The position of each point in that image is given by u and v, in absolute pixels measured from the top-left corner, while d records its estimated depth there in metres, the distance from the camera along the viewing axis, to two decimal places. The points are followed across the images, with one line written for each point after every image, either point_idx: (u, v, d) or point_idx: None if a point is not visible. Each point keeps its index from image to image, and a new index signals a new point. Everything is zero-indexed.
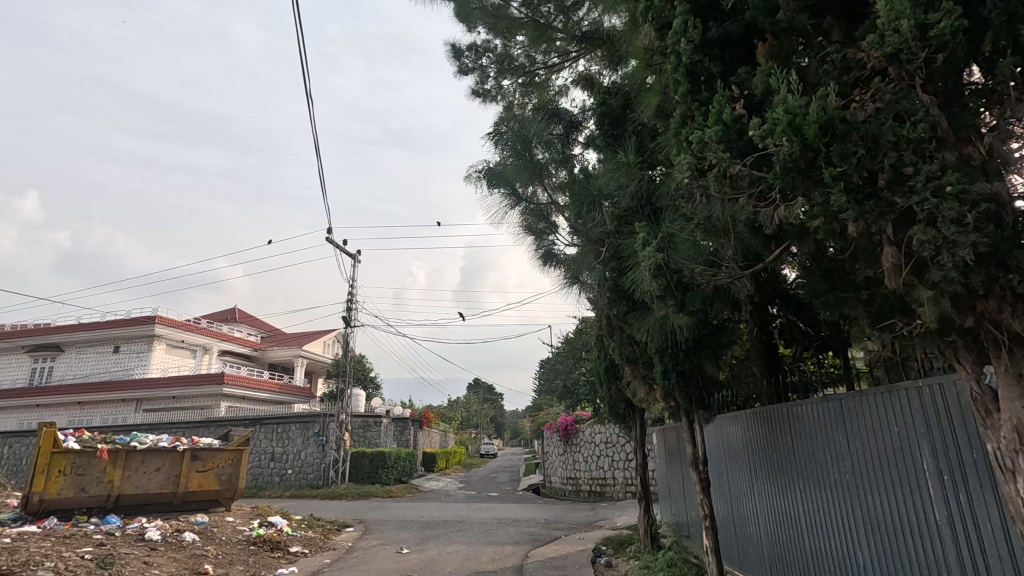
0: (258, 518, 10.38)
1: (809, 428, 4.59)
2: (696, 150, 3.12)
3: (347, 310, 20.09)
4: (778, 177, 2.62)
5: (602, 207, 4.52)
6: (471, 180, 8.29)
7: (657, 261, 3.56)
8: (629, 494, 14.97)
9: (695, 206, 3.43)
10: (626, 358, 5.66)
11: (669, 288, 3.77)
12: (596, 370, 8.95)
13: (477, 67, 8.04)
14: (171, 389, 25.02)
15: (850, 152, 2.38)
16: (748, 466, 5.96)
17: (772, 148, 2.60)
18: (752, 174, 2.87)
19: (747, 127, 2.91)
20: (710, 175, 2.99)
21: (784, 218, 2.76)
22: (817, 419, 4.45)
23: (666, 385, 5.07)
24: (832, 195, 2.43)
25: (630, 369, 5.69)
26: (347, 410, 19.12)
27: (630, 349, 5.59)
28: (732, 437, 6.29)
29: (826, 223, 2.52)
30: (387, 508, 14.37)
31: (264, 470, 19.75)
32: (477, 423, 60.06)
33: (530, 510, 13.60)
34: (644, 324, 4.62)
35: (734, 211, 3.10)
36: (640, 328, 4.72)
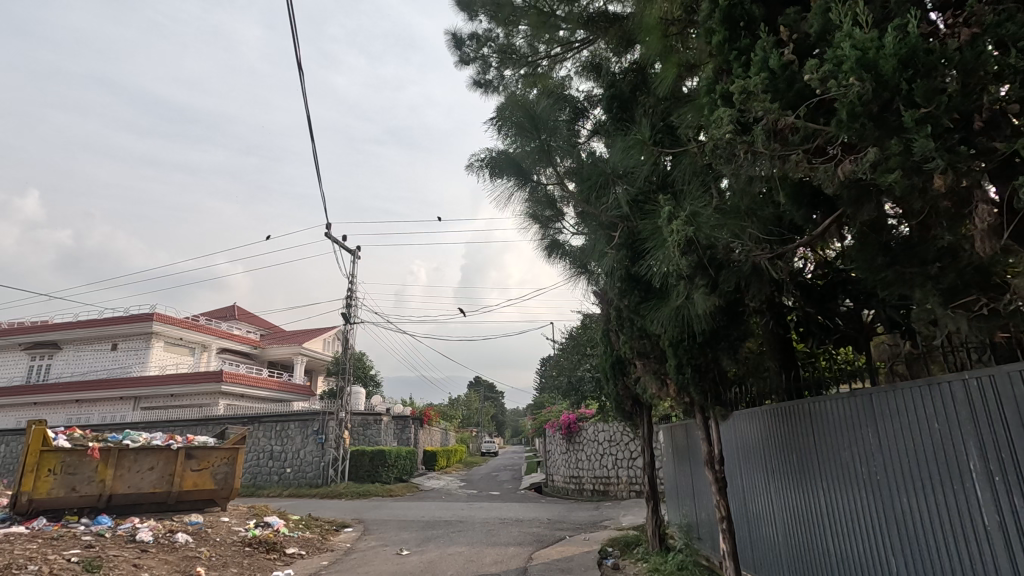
0: (254, 518, 10.12)
1: (833, 426, 4.32)
2: (738, 103, 2.86)
3: (347, 307, 19.82)
4: (845, 125, 2.45)
5: (615, 187, 4.24)
6: (472, 170, 8.02)
7: (687, 237, 3.24)
8: (632, 493, 14.72)
9: (732, 170, 3.09)
10: (635, 351, 5.37)
11: (699, 267, 3.44)
12: (602, 366, 8.69)
13: (477, 57, 7.70)
14: (169, 387, 24.78)
15: (937, 90, 2.24)
16: (763, 465, 5.70)
17: (836, 91, 2.40)
18: (806, 127, 2.67)
19: (798, 74, 2.71)
20: (757, 129, 2.72)
21: (846, 176, 2.54)
22: (842, 415, 4.20)
23: (681, 380, 4.76)
24: (915, 140, 2.23)
25: (640, 362, 5.39)
26: (347, 408, 18.86)
27: (640, 341, 5.30)
28: (746, 434, 6.02)
29: (905, 176, 2.36)
30: (387, 507, 14.11)
31: (262, 468, 19.51)
32: (477, 421, 59.86)
33: (532, 509, 13.34)
34: (660, 313, 4.33)
35: (782, 172, 2.82)
36: (655, 319, 4.43)
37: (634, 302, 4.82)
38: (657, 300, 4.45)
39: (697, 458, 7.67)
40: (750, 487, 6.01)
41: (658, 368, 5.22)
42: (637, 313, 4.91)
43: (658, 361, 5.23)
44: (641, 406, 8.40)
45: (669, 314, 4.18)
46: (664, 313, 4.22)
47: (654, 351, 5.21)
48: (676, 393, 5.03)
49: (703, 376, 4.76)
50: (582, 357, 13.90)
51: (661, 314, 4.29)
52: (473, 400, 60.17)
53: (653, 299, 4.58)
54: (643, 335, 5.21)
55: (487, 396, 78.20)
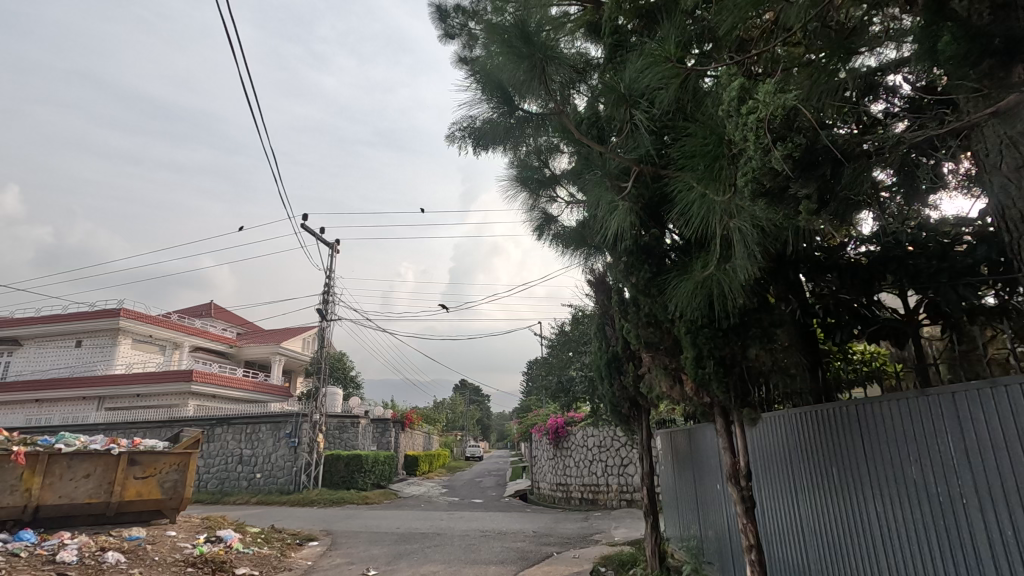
0: (205, 532, 9.07)
1: (894, 434, 3.55)
2: None
3: (324, 304, 18.78)
4: None
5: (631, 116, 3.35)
6: (454, 141, 7.16)
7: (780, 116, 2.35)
8: (623, 503, 13.84)
9: None
10: (640, 345, 4.47)
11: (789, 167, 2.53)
12: (597, 364, 7.84)
13: (465, 30, 6.74)
14: (135, 387, 23.49)
15: None
16: (787, 478, 4.91)
17: None
18: None
19: None
20: None
21: None
22: (908, 419, 3.45)
23: (700, 373, 3.86)
24: None
25: (647, 355, 4.48)
26: (322, 409, 17.77)
27: (647, 330, 4.39)
28: (769, 443, 5.19)
29: None
30: (359, 518, 13.06)
31: (230, 474, 18.33)
32: (462, 425, 58.86)
33: (517, 519, 12.41)
34: (679, 287, 3.46)
35: None
36: (674, 296, 3.55)
37: (643, 283, 3.93)
38: (675, 271, 3.61)
39: (703, 465, 6.92)
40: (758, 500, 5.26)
41: (672, 362, 4.29)
42: (649, 298, 4.03)
43: (669, 356, 4.32)
44: (640, 409, 7.53)
45: (694, 288, 3.30)
46: (687, 286, 3.34)
47: (666, 343, 4.31)
48: (693, 393, 4.09)
49: (730, 368, 3.87)
50: (572, 357, 13.07)
51: (681, 288, 3.42)
52: (459, 403, 59.10)
53: (671, 271, 3.70)
54: (654, 324, 4.32)
55: (473, 400, 77.11)
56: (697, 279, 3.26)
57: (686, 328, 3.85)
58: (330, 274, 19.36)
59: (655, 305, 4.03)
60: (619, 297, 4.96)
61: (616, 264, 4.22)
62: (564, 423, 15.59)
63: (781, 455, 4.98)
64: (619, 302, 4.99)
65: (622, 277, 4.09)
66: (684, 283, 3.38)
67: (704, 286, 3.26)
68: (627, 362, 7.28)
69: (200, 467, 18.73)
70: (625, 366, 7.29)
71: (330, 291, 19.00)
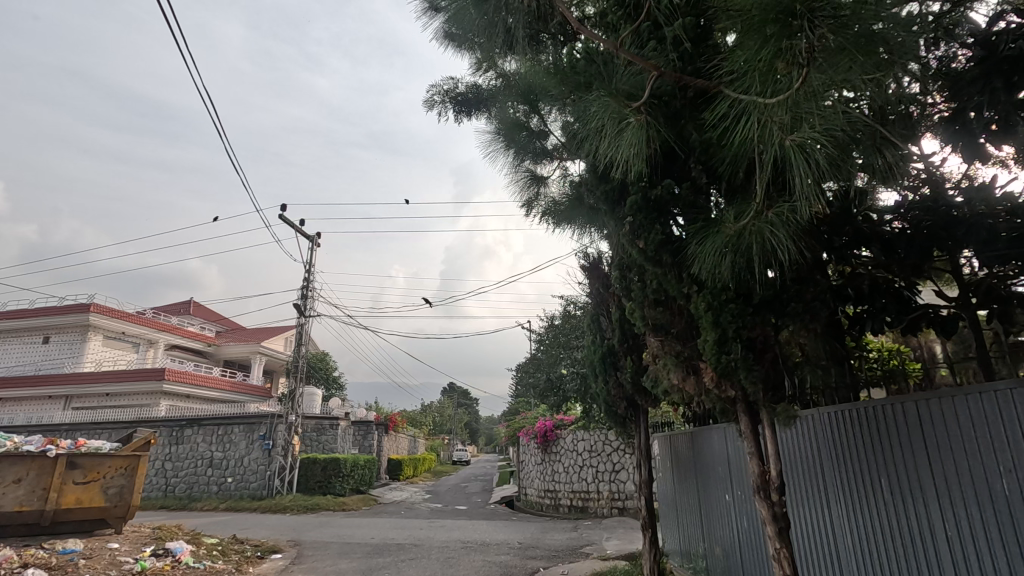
0: (153, 544, 8.15)
1: (984, 438, 2.79)
2: None
3: (302, 300, 17.85)
4: None
5: None
6: (433, 105, 6.40)
7: None
8: (614, 511, 13.05)
9: None
10: (644, 329, 3.70)
11: None
12: (590, 359, 7.09)
13: None
14: (104, 385, 22.39)
15: None
16: (822, 494, 4.12)
17: None
18: None
19: None
20: None
21: None
22: (1004, 416, 2.69)
23: (722, 359, 3.09)
24: None
25: (652, 338, 3.69)
26: (298, 410, 16.85)
27: (652, 311, 3.63)
28: (798, 451, 4.41)
29: None
30: (332, 526, 12.14)
31: (199, 478, 17.32)
32: (450, 428, 57.99)
33: (502, 529, 11.58)
34: (705, 246, 2.73)
35: None
36: (699, 260, 2.81)
37: (654, 248, 3.18)
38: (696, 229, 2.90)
39: (708, 472, 6.14)
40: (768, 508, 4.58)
41: (687, 349, 3.53)
42: (659, 272, 3.29)
43: (682, 342, 3.56)
44: (637, 410, 6.75)
45: (726, 243, 2.56)
46: (719, 240, 2.59)
47: (678, 329, 3.56)
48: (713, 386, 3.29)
49: (762, 356, 3.12)
50: (562, 353, 12.32)
51: (708, 246, 2.67)
52: (447, 406, 58.18)
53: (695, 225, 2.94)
54: (667, 307, 3.59)
55: (462, 404, 76.47)
56: (731, 230, 2.54)
57: (705, 309, 3.09)
58: (309, 269, 18.47)
59: (668, 279, 3.27)
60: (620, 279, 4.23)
61: (620, 227, 3.47)
62: (554, 426, 14.82)
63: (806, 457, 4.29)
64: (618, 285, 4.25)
65: (627, 240, 3.35)
66: (714, 236, 2.63)
67: (739, 242, 2.52)
68: (623, 354, 6.55)
69: (168, 471, 17.68)
70: (622, 363, 6.58)
71: (309, 287, 18.09)
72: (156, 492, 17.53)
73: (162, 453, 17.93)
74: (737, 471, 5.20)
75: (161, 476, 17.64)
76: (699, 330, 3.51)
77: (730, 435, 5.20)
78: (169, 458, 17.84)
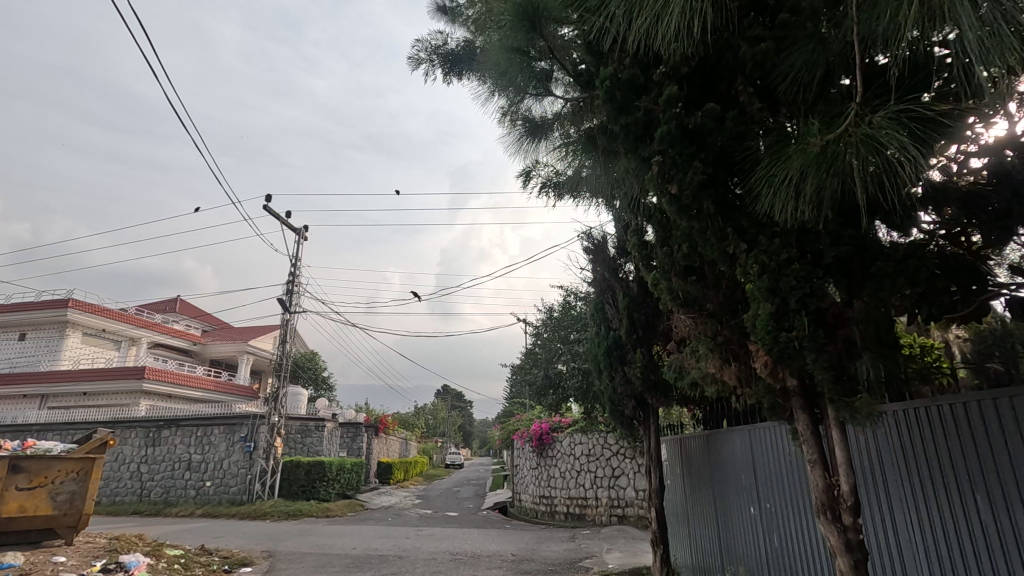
0: (106, 557, 7.34)
1: None
2: None
3: (288, 295, 17.04)
4: None
5: None
6: (417, 65, 5.67)
7: None
8: (614, 518, 12.16)
9: None
10: (672, 306, 2.99)
11: None
12: (594, 353, 6.41)
13: None
14: (81, 384, 21.50)
15: None
16: (890, 516, 3.34)
17: None
18: None
19: None
20: None
21: None
22: None
23: (780, 335, 2.36)
24: None
25: (683, 319, 2.98)
26: (282, 410, 16.04)
27: (680, 280, 2.93)
28: (860, 461, 3.65)
29: None
30: (312, 535, 11.33)
31: (177, 481, 16.47)
32: (443, 431, 57.10)
33: (494, 539, 10.81)
34: (779, 175, 2.15)
35: None
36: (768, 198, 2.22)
37: (689, 197, 2.50)
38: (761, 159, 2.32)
39: (726, 480, 5.45)
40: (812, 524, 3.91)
41: (726, 331, 2.79)
42: (694, 229, 2.64)
43: (719, 322, 2.84)
44: (647, 410, 6.02)
45: (806, 166, 1.98)
46: (797, 163, 2.01)
47: (713, 309, 2.85)
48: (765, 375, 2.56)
49: (836, 334, 2.38)
50: (560, 349, 11.64)
51: (781, 175, 2.09)
52: (441, 409, 57.27)
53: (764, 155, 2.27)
54: (701, 280, 2.90)
55: (456, 407, 75.80)
56: (815, 147, 1.96)
57: (756, 270, 2.40)
58: (296, 263, 17.65)
59: (708, 240, 2.60)
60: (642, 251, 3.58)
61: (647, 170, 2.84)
62: (549, 429, 14.16)
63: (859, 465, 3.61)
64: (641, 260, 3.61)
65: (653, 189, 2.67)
66: (788, 161, 2.06)
67: (829, 165, 1.94)
68: (631, 346, 5.86)
69: (144, 474, 16.79)
70: (629, 356, 5.91)
71: (296, 282, 17.29)
72: (131, 496, 16.65)
73: (138, 455, 17.05)
74: (767, 481, 4.52)
75: (137, 479, 16.76)
76: (740, 305, 2.80)
77: (764, 437, 4.52)
78: (146, 460, 16.96)
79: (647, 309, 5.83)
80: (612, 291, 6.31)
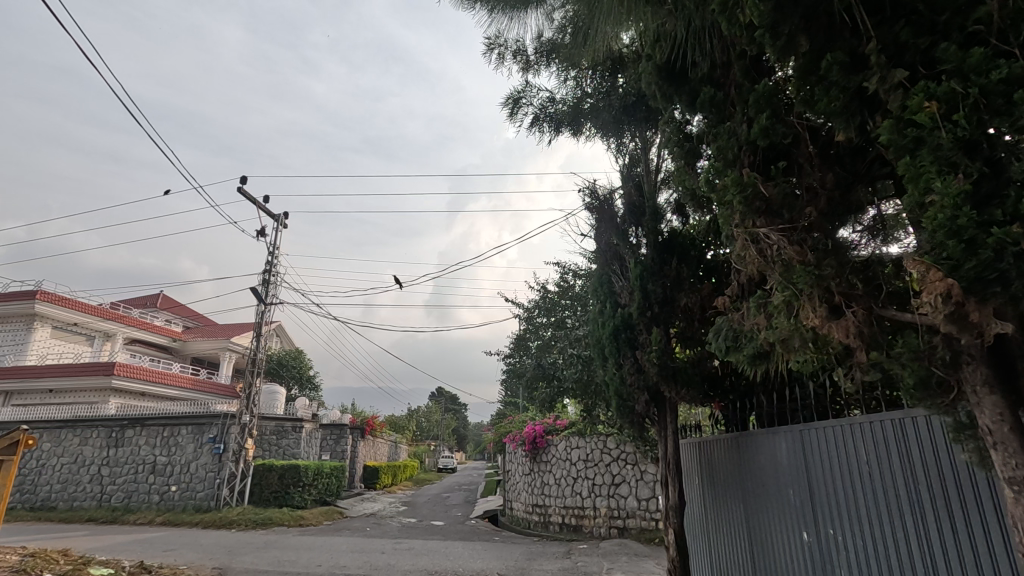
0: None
1: None
2: None
3: (263, 286, 15.78)
4: None
5: None
6: None
7: None
8: (613, 531, 10.97)
9: None
10: (749, 215, 2.66)
11: None
12: (595, 337, 5.27)
13: None
14: (47, 380, 20.18)
15: None
16: None
17: None
18: None
19: None
20: None
21: None
22: None
23: (984, 234, 1.77)
24: None
25: (768, 236, 2.57)
26: (253, 409, 14.73)
27: (772, 186, 2.62)
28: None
29: None
30: (278, 548, 10.10)
31: (140, 485, 15.19)
32: (437, 434, 55.78)
33: (480, 555, 9.61)
34: None
35: None
36: None
37: None
38: None
39: (761, 493, 4.33)
40: (912, 561, 2.85)
41: (819, 241, 2.53)
42: (795, 72, 2.56)
43: (810, 233, 2.58)
44: (663, 405, 4.87)
45: None
46: None
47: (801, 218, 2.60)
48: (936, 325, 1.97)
49: None
50: (554, 335, 10.50)
51: None
52: (435, 412, 55.82)
53: None
54: (786, 170, 2.75)
55: (450, 408, 74.84)
56: None
57: (895, 105, 2.06)
58: (274, 251, 16.42)
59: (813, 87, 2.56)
60: (692, 151, 3.29)
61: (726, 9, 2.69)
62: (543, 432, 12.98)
63: (965, 479, 2.57)
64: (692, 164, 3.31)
65: (724, 18, 2.63)
66: None
67: None
68: (644, 326, 4.76)
69: (105, 477, 15.49)
70: (641, 342, 4.79)
71: (272, 271, 16.06)
72: (89, 501, 15.35)
73: (100, 457, 15.77)
74: (829, 498, 3.49)
75: (97, 483, 15.48)
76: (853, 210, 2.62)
77: (823, 441, 3.56)
78: (107, 463, 15.66)
79: (665, 280, 4.73)
80: (620, 259, 5.19)
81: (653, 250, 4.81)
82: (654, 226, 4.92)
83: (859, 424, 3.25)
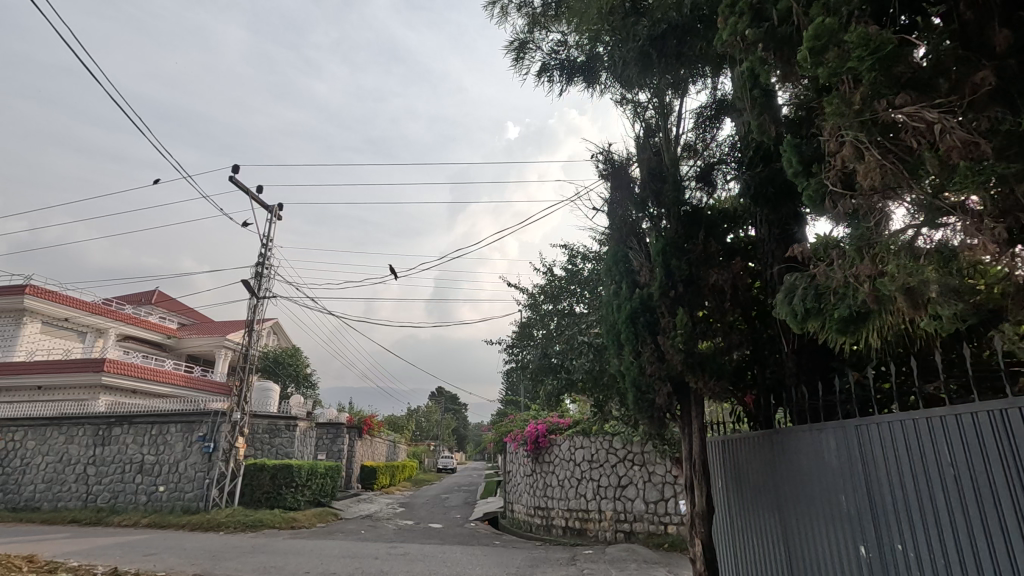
0: None
1: None
2: None
3: (256, 279, 15.22)
4: None
5: None
6: None
7: None
8: (619, 536, 10.40)
9: None
10: (885, 90, 2.51)
11: None
12: (608, 323, 4.73)
13: None
14: (36, 377, 19.64)
15: None
16: None
17: None
18: None
19: None
20: None
21: None
22: None
23: None
24: None
25: (916, 115, 2.43)
26: (245, 407, 14.15)
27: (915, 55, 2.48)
28: None
29: None
30: (266, 553, 9.55)
31: (127, 485, 14.64)
32: (437, 434, 55.23)
33: (480, 560, 9.02)
34: None
35: None
36: None
37: None
38: None
39: (801, 500, 3.77)
40: None
41: (992, 117, 2.36)
42: None
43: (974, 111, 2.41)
44: (686, 397, 4.32)
45: None
46: None
47: (957, 91, 2.42)
48: None
49: None
50: (561, 325, 9.98)
51: None
52: (435, 411, 55.24)
53: None
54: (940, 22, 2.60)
55: (450, 407, 74.35)
56: None
57: None
58: (268, 243, 15.86)
59: None
60: (773, 35, 3.01)
61: None
62: (546, 431, 12.40)
63: None
64: (771, 51, 3.05)
65: None
66: None
67: None
68: (666, 308, 4.21)
69: (90, 477, 14.96)
70: (660, 327, 4.26)
71: (266, 264, 15.49)
72: (75, 502, 14.82)
73: (85, 456, 15.22)
74: (895, 508, 2.94)
75: (82, 483, 14.94)
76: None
77: (890, 440, 3.00)
78: (93, 462, 15.11)
79: (690, 257, 4.24)
80: (637, 235, 4.65)
81: (676, 228, 4.31)
82: (676, 197, 4.41)
83: (941, 419, 2.69)
